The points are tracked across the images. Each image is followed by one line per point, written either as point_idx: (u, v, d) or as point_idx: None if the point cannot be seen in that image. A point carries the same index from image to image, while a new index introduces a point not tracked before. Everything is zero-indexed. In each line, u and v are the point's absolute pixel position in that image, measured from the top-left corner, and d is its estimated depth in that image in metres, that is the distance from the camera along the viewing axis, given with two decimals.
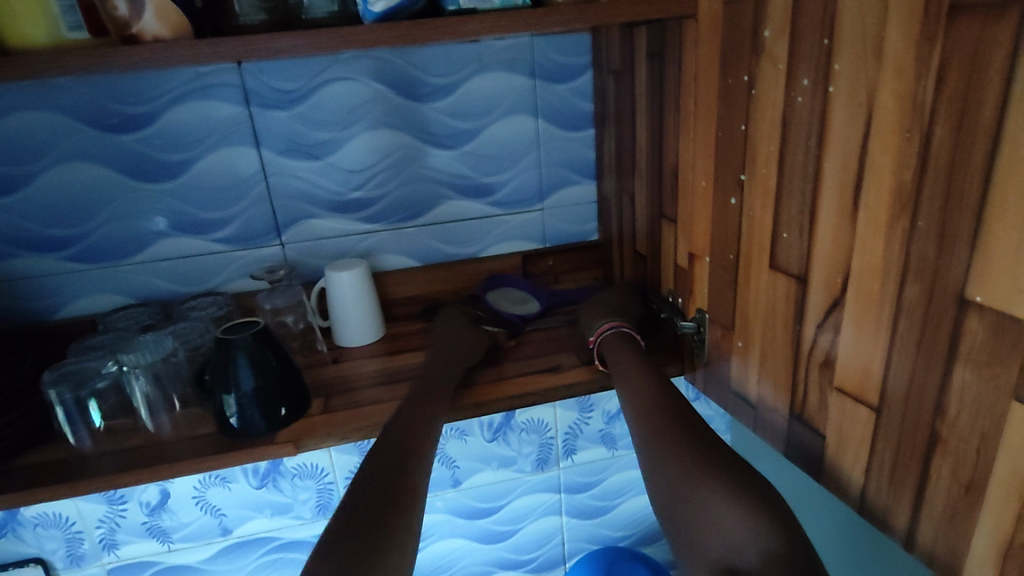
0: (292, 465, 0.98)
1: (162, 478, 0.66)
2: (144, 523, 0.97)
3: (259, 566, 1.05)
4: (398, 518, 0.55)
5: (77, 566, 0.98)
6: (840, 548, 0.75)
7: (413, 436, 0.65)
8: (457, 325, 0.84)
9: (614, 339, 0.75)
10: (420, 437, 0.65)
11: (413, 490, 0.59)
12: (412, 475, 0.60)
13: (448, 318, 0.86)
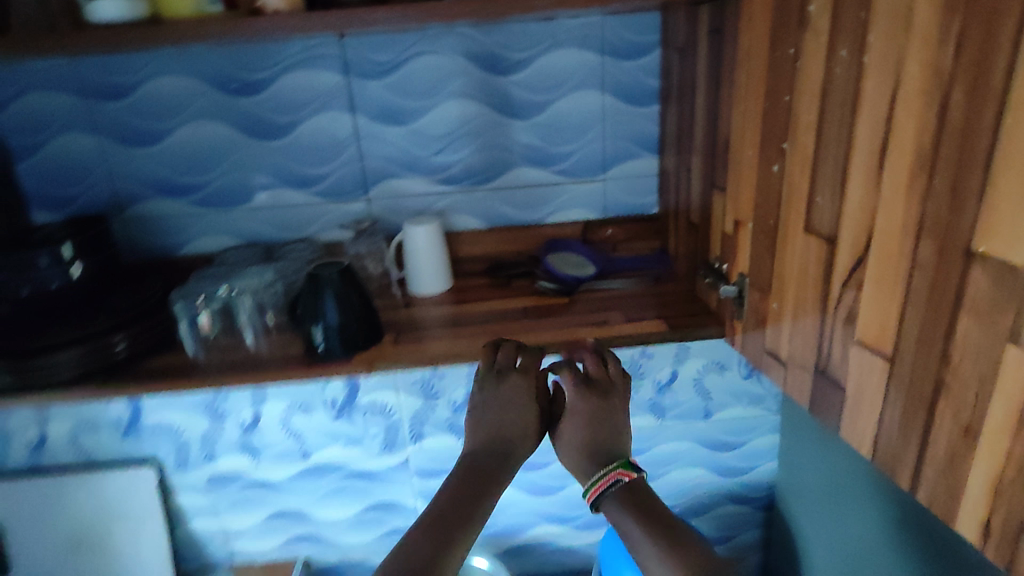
0: (365, 401, 1.10)
1: (259, 384, 0.78)
2: (238, 439, 1.12)
3: (330, 490, 1.17)
4: None
5: (182, 471, 1.13)
6: (882, 532, 0.87)
7: (437, 536, 0.63)
8: (511, 394, 0.74)
9: (618, 503, 0.68)
10: (448, 534, 0.64)
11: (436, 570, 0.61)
12: (440, 556, 0.62)
13: (507, 378, 0.75)
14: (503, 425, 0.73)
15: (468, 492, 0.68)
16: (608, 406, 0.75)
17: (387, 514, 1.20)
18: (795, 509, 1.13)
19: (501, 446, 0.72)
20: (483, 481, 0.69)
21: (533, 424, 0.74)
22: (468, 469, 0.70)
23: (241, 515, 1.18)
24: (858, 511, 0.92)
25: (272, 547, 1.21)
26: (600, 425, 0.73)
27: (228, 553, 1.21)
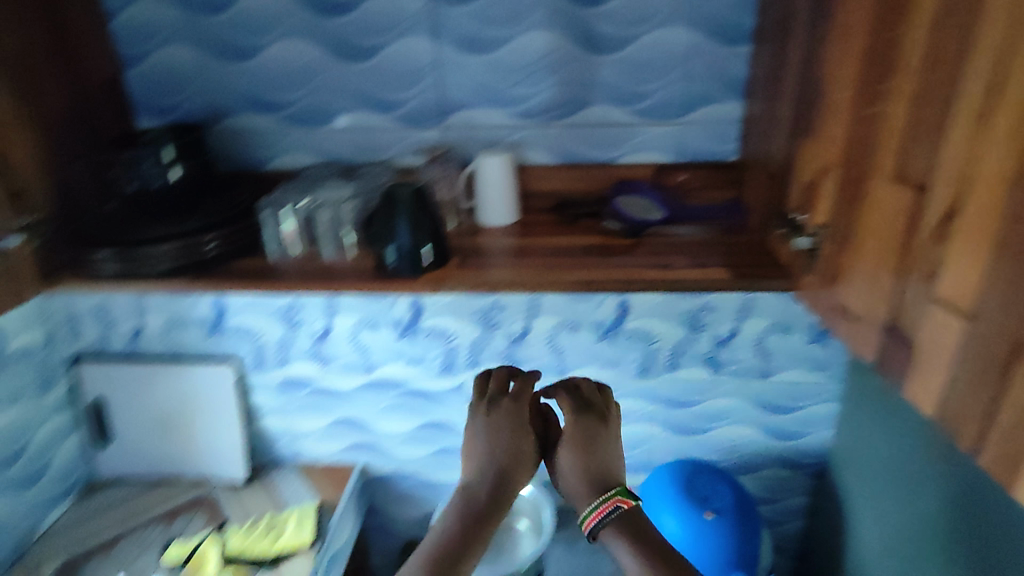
0: (428, 324, 1.15)
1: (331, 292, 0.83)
2: (310, 347, 1.19)
3: (389, 405, 1.23)
4: None
5: (259, 372, 1.23)
6: (929, 518, 0.85)
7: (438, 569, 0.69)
8: (505, 423, 0.80)
9: (617, 528, 0.71)
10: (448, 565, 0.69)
11: None
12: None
13: (501, 411, 0.81)
14: (494, 454, 0.78)
15: (466, 522, 0.73)
16: (600, 430, 0.80)
17: (441, 432, 1.25)
18: (845, 489, 1.11)
19: (497, 480, 0.76)
20: (480, 510, 0.74)
21: (529, 450, 0.79)
22: (465, 500, 0.75)
23: (308, 419, 1.26)
24: (914, 500, 0.89)
25: (332, 452, 1.28)
26: (593, 448, 0.78)
27: (295, 453, 1.29)
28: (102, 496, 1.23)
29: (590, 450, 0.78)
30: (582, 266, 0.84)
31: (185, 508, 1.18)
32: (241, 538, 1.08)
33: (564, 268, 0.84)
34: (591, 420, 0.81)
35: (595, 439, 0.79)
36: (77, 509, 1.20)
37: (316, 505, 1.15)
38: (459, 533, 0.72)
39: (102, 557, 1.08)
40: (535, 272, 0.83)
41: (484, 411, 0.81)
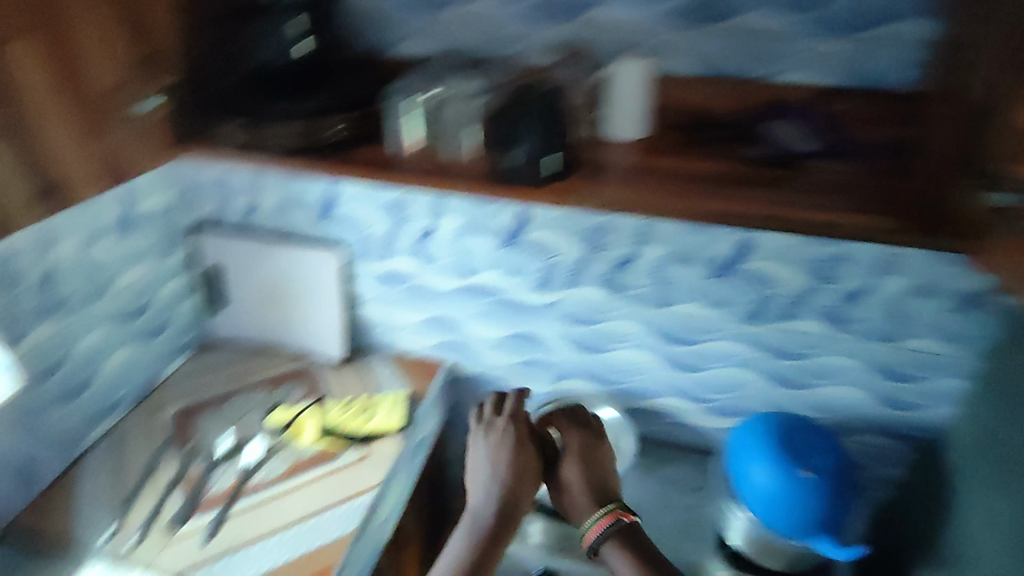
0: (534, 235, 1.11)
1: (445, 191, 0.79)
2: (415, 243, 1.20)
3: (482, 311, 1.23)
4: None
5: (364, 259, 1.25)
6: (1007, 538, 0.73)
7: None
8: (513, 450, 0.89)
9: (613, 543, 0.85)
10: None
11: None
12: None
13: (506, 441, 0.90)
14: (501, 474, 0.87)
15: (482, 547, 0.84)
16: (595, 449, 0.92)
17: (530, 347, 1.23)
18: (935, 470, 1.02)
19: (507, 504, 0.86)
20: (491, 536, 0.85)
21: (535, 472, 0.89)
22: (477, 524, 0.86)
23: (405, 312, 1.28)
24: (1002, 495, 0.76)
25: (424, 346, 1.31)
26: (591, 466, 0.90)
27: (390, 342, 1.33)
28: (214, 355, 1.32)
29: (591, 467, 0.89)
30: (714, 195, 0.76)
31: (287, 378, 1.26)
32: (340, 415, 1.14)
33: (695, 194, 0.76)
34: (587, 446, 0.92)
35: (590, 456, 0.91)
36: (192, 363, 1.30)
37: (407, 395, 1.20)
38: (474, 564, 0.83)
39: (215, 410, 1.18)
40: (661, 197, 0.76)
41: (490, 442, 0.90)
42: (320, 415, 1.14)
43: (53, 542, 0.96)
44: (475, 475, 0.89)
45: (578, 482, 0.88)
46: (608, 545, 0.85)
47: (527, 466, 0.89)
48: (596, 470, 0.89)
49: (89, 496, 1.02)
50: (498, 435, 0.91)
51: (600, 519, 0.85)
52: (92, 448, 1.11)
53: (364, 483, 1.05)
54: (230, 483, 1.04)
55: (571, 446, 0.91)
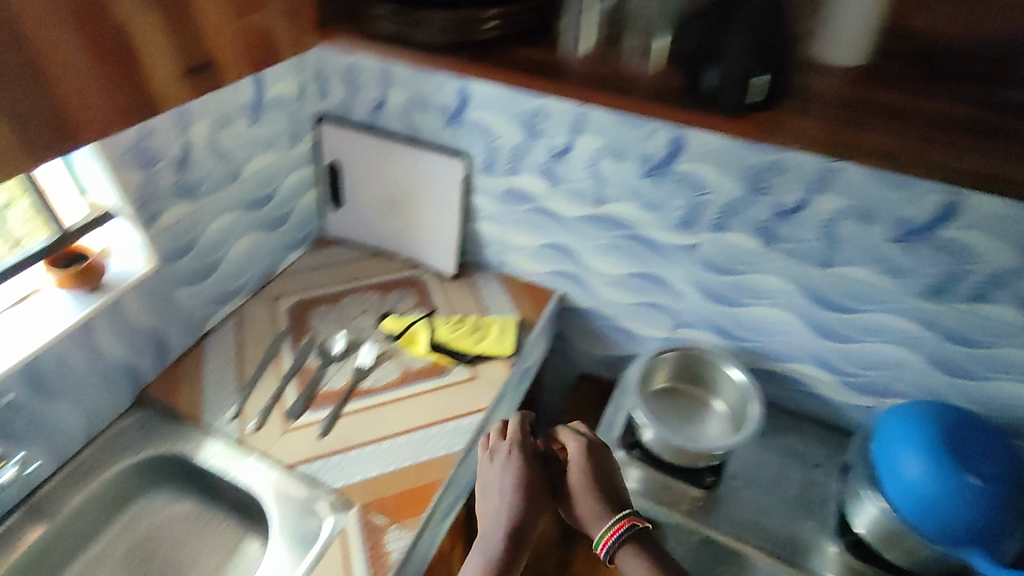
0: (682, 168, 0.95)
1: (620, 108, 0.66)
2: (544, 162, 1.06)
3: (607, 244, 1.11)
4: None
5: (487, 173, 1.14)
6: None
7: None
8: (517, 473, 0.80)
9: (633, 551, 0.77)
10: None
11: None
12: None
13: (507, 464, 0.81)
14: (509, 490, 0.78)
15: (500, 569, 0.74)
16: (604, 458, 0.82)
17: (656, 291, 1.12)
18: None
19: (520, 530, 0.76)
20: (507, 555, 0.74)
21: (543, 492, 0.80)
22: (487, 545, 0.75)
23: (521, 234, 1.19)
24: None
25: (537, 272, 1.23)
26: (602, 476, 0.81)
27: (501, 262, 1.25)
28: (331, 250, 1.31)
29: (605, 479, 0.80)
30: (913, 144, 0.60)
31: (399, 285, 1.24)
32: (451, 332, 1.10)
33: (808, 119, 0.63)
34: (595, 454, 0.82)
35: (601, 468, 0.82)
36: (310, 256, 1.29)
37: (517, 319, 1.15)
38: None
39: (330, 308, 1.18)
40: (847, 130, 0.62)
41: (492, 467, 0.82)
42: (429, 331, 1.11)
43: (181, 413, 1.02)
44: (484, 507, 0.80)
45: (594, 497, 0.79)
46: (628, 555, 0.76)
47: (536, 483, 0.80)
48: (608, 482, 0.80)
49: (214, 375, 1.07)
50: (503, 460, 0.82)
51: (619, 527, 0.76)
52: (217, 328, 1.14)
53: (472, 403, 1.03)
54: (342, 383, 1.05)
55: (578, 458, 0.82)
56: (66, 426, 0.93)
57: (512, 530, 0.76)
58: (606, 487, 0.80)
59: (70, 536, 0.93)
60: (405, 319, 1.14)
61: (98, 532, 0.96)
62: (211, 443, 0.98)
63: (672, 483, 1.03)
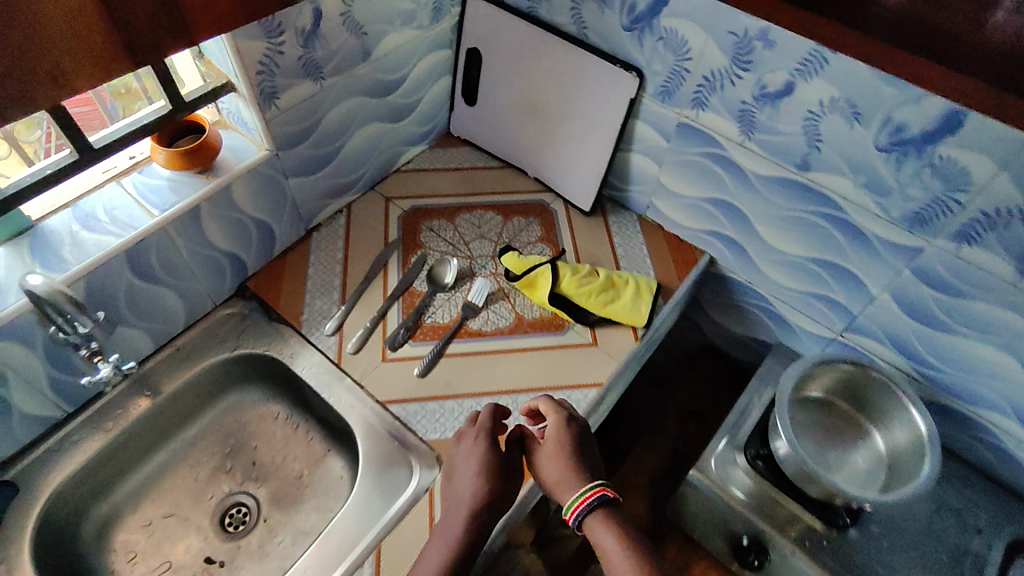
0: (941, 153, 0.69)
1: None
2: (743, 103, 0.82)
3: (792, 219, 0.88)
4: None
5: (660, 101, 0.90)
6: None
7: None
8: (485, 455, 0.76)
9: (597, 519, 0.67)
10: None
11: None
12: None
13: (475, 443, 0.77)
14: (474, 465, 0.75)
15: (462, 548, 0.69)
16: (580, 435, 0.77)
17: (837, 284, 0.91)
18: None
19: (479, 512, 0.71)
20: (467, 533, 0.70)
21: (509, 475, 0.76)
22: (450, 524, 0.71)
23: (683, 180, 0.97)
24: None
25: (688, 227, 1.03)
26: (574, 449, 0.75)
27: (647, 205, 1.06)
28: (456, 152, 1.15)
29: (578, 452, 0.75)
30: None
31: (525, 210, 1.08)
32: (580, 286, 0.94)
33: None
34: (570, 431, 0.77)
35: (577, 444, 0.76)
36: (432, 155, 1.14)
37: (656, 284, 0.97)
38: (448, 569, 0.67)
39: (446, 224, 1.05)
40: None
41: (462, 449, 0.78)
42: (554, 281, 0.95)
43: (280, 315, 0.95)
44: (450, 492, 0.75)
45: (564, 468, 0.73)
46: (598, 520, 0.67)
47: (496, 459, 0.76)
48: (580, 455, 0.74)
49: (316, 279, 0.99)
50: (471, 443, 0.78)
51: (588, 489, 0.69)
52: (324, 224, 1.04)
53: (589, 375, 0.90)
54: (448, 318, 0.95)
55: (556, 431, 0.77)
56: (167, 311, 0.89)
57: (474, 511, 0.71)
58: (577, 459, 0.73)
59: (165, 419, 0.92)
60: (525, 262, 0.97)
61: (193, 417, 0.95)
62: (307, 357, 0.92)
63: (784, 504, 0.90)
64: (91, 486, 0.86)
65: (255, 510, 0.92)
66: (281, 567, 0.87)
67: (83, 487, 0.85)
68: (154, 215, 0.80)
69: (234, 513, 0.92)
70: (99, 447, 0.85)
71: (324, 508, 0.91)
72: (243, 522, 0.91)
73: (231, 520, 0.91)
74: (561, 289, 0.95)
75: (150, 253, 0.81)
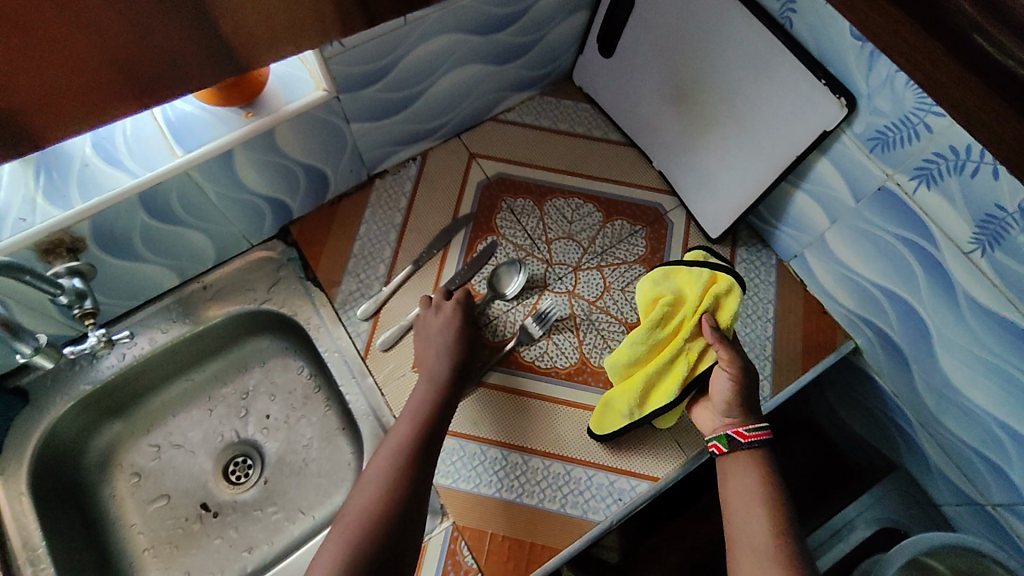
0: None
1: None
2: (996, 206, 0.53)
3: (996, 367, 0.62)
4: (398, 488, 0.62)
5: (869, 151, 0.62)
6: None
7: (431, 440, 0.67)
8: (458, 327, 0.76)
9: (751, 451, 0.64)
10: (418, 414, 0.69)
11: (420, 441, 0.66)
12: (412, 434, 0.67)
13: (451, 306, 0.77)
14: (444, 316, 0.76)
15: (446, 391, 0.71)
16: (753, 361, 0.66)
17: (1020, 463, 0.65)
18: None
19: (455, 367, 0.73)
20: (444, 389, 0.71)
21: (473, 339, 0.76)
22: (432, 373, 0.72)
23: (855, 252, 0.71)
24: None
25: (841, 301, 0.77)
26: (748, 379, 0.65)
27: (796, 252, 0.80)
28: (572, 108, 0.92)
29: (748, 378, 0.65)
30: None
31: (634, 213, 0.86)
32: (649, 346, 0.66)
33: None
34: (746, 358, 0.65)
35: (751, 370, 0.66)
36: (538, 107, 0.91)
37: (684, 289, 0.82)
38: (430, 411, 0.69)
39: (532, 208, 0.86)
40: None
41: (428, 318, 0.77)
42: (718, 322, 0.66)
43: (316, 277, 0.83)
44: (424, 352, 0.75)
45: (733, 392, 0.65)
46: (742, 456, 0.64)
47: (467, 328, 0.76)
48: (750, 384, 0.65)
49: (366, 241, 0.84)
50: (435, 314, 0.77)
51: (757, 428, 0.65)
52: (390, 171, 0.88)
53: (645, 462, 0.74)
54: (500, 336, 0.80)
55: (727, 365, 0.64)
56: (194, 248, 0.78)
57: (449, 371, 0.72)
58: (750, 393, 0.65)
59: (187, 353, 0.85)
60: (684, 269, 0.66)
61: (218, 352, 0.89)
62: (335, 336, 0.80)
63: None
64: (101, 407, 0.83)
65: (260, 467, 0.86)
66: (269, 541, 0.82)
67: (93, 407, 0.82)
68: (178, 155, 0.65)
69: (239, 462, 0.87)
70: (111, 374, 0.80)
71: (325, 490, 0.84)
72: (246, 475, 0.86)
73: (235, 469, 0.86)
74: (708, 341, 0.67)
75: (170, 196, 0.68)
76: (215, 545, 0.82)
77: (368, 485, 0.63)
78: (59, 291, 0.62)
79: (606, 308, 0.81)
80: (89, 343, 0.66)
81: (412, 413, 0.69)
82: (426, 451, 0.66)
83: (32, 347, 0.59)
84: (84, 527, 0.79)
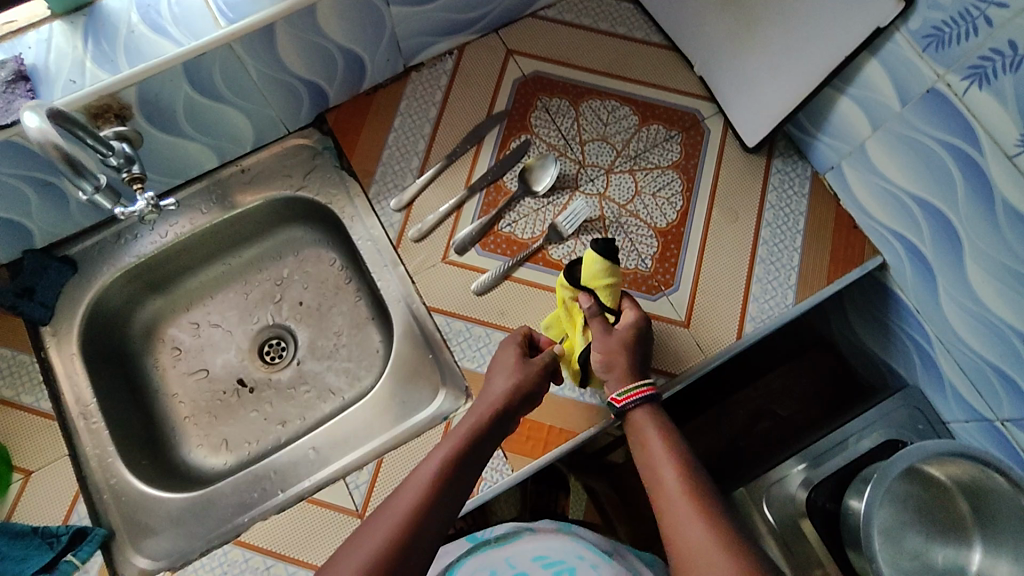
0: None
1: None
2: None
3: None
4: (411, 518, 0.55)
5: (922, 51, 0.61)
6: None
7: (459, 481, 0.60)
8: (520, 368, 0.68)
9: (647, 415, 0.67)
10: (458, 446, 0.62)
11: (449, 475, 0.60)
12: (444, 467, 0.60)
13: (515, 352, 0.70)
14: (508, 361, 0.69)
15: (490, 429, 0.64)
16: (630, 334, 0.70)
17: None
18: None
19: (507, 406, 0.66)
20: (493, 422, 0.65)
21: (537, 377, 0.68)
22: (481, 408, 0.66)
23: (895, 164, 0.70)
24: None
25: (873, 215, 0.77)
26: (626, 351, 0.69)
27: (834, 167, 0.79)
28: (613, 7, 0.89)
29: (622, 347, 0.69)
30: None
31: (670, 118, 0.85)
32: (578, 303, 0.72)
33: None
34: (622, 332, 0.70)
35: (626, 342, 0.69)
36: (579, 4, 0.89)
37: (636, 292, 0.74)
38: (475, 441, 0.63)
39: (567, 108, 0.85)
40: None
41: (504, 357, 0.70)
42: (608, 272, 0.70)
43: (351, 166, 0.84)
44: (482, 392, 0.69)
45: (607, 362, 0.69)
46: (643, 418, 0.67)
47: (528, 368, 0.68)
48: (631, 345, 0.69)
49: (401, 133, 0.85)
50: (513, 351, 0.70)
51: (632, 390, 0.67)
52: (427, 64, 0.87)
53: (661, 360, 0.77)
54: (529, 234, 0.81)
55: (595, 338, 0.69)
56: (233, 129, 0.79)
57: (500, 413, 0.65)
58: (630, 355, 0.69)
59: (224, 236, 0.88)
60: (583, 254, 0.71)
61: (253, 239, 0.91)
62: (368, 226, 0.82)
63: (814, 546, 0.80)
64: (144, 282, 0.86)
65: (292, 348, 0.90)
66: (299, 417, 0.87)
67: (137, 282, 0.85)
68: (221, 26, 0.66)
69: (273, 344, 0.91)
70: (153, 250, 0.83)
71: (354, 373, 0.88)
72: (280, 356, 0.90)
73: (269, 350, 0.90)
74: (581, 284, 0.71)
75: (213, 70, 0.68)
76: (251, 417, 0.87)
77: (379, 513, 0.56)
78: (109, 152, 0.64)
79: (636, 212, 0.81)
80: (138, 205, 0.67)
81: (450, 443, 0.62)
82: (457, 488, 0.59)
83: (93, 185, 0.59)
84: (131, 390, 0.85)
